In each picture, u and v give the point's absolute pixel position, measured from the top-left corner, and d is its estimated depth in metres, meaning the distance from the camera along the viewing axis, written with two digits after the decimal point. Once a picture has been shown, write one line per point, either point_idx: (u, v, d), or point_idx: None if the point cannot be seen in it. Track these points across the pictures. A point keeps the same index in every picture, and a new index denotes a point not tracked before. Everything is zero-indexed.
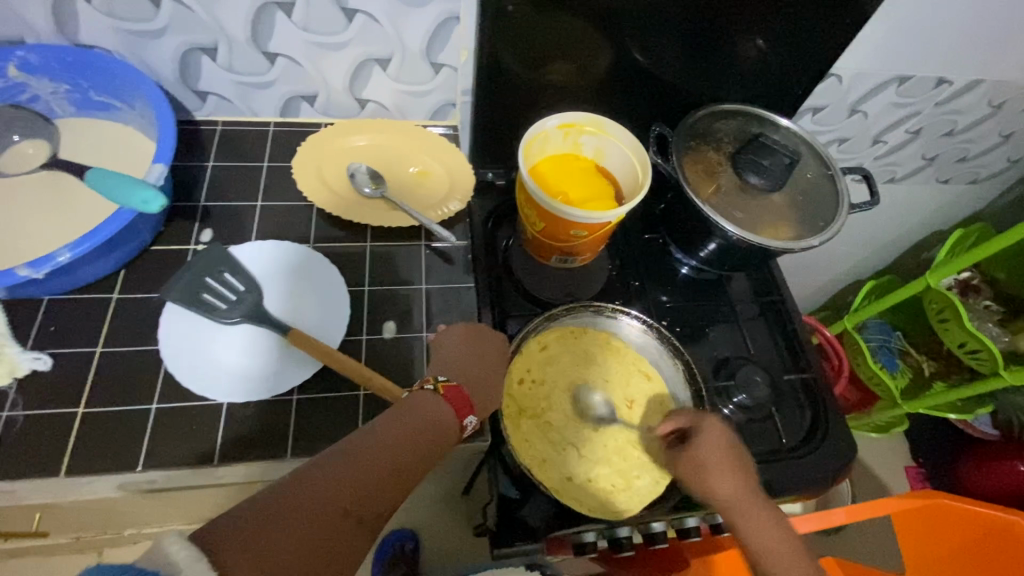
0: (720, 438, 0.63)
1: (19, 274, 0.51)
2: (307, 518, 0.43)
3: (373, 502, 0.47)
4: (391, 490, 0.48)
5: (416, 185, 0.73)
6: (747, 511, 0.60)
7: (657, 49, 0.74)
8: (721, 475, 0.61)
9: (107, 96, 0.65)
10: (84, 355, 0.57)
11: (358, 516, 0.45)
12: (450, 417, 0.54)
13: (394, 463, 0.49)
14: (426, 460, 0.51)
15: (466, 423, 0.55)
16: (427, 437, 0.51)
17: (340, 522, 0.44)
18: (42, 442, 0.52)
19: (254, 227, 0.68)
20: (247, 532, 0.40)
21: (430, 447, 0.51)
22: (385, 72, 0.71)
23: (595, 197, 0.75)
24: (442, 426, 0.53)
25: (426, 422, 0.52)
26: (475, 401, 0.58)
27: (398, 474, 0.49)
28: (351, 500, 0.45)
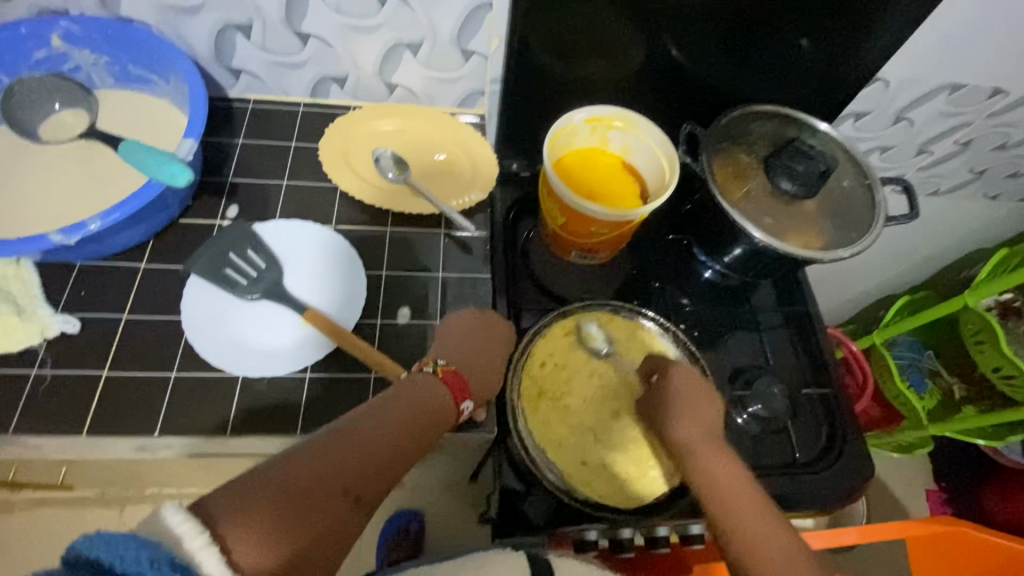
0: (690, 376, 0.65)
1: (51, 239, 0.52)
2: (309, 500, 0.43)
3: (371, 486, 0.47)
4: (387, 474, 0.49)
5: (440, 173, 0.73)
6: (705, 454, 0.60)
7: (694, 45, 0.71)
8: (684, 416, 0.62)
9: (145, 69, 0.66)
10: (110, 322, 0.59)
11: (357, 496, 0.46)
12: (446, 400, 0.55)
13: (391, 445, 0.50)
14: (418, 444, 0.51)
15: (463, 408, 0.56)
16: (426, 419, 0.53)
17: (340, 504, 0.44)
18: (67, 401, 0.54)
19: (278, 205, 0.69)
20: (250, 513, 0.40)
21: (428, 432, 0.52)
22: (415, 58, 0.71)
23: (620, 193, 0.74)
24: (442, 414, 0.54)
25: (426, 405, 0.53)
26: (472, 386, 0.59)
27: (394, 456, 0.49)
28: (350, 482, 0.46)
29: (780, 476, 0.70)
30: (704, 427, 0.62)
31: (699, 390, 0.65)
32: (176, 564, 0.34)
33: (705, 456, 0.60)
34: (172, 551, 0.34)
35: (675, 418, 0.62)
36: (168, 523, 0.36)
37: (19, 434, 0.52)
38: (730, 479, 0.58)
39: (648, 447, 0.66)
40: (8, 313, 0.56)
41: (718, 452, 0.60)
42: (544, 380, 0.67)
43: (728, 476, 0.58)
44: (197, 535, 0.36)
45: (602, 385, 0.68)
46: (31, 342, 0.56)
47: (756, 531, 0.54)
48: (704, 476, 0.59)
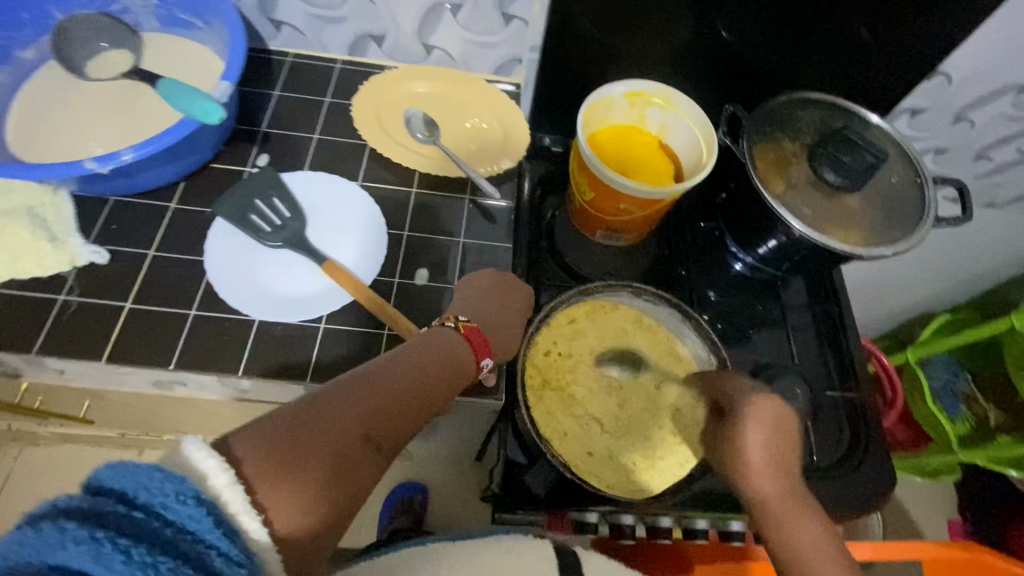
0: (773, 418, 0.57)
1: (85, 166, 0.52)
2: (334, 450, 0.43)
3: (393, 433, 0.47)
4: (410, 423, 0.49)
5: (470, 138, 0.72)
6: (785, 508, 0.54)
7: (743, 24, 0.69)
8: (759, 462, 0.55)
9: (190, 14, 0.67)
10: (137, 256, 0.60)
11: (378, 444, 0.46)
12: (467, 356, 0.55)
13: (414, 397, 0.49)
14: (439, 395, 0.51)
15: (483, 364, 0.56)
16: (449, 371, 0.52)
17: (365, 451, 0.44)
18: (90, 328, 0.56)
19: (307, 158, 0.69)
20: (276, 462, 0.40)
21: (450, 385, 0.52)
22: (455, 18, 0.70)
23: (654, 173, 0.72)
24: (464, 366, 0.54)
25: (445, 357, 0.53)
26: (493, 345, 0.58)
27: (416, 407, 0.49)
28: (373, 430, 0.45)
29: None
30: (782, 473, 0.56)
31: (779, 431, 0.57)
32: (202, 499, 0.34)
33: (788, 528, 0.53)
34: (197, 487, 0.34)
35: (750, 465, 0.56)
36: (191, 459, 0.35)
37: (45, 354, 0.54)
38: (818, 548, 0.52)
39: (656, 435, 0.64)
40: (42, 240, 0.57)
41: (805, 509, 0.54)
42: (549, 369, 0.65)
43: (817, 545, 0.52)
44: (222, 473, 0.36)
45: (608, 374, 0.66)
46: (62, 269, 0.57)
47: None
48: (780, 536, 0.53)
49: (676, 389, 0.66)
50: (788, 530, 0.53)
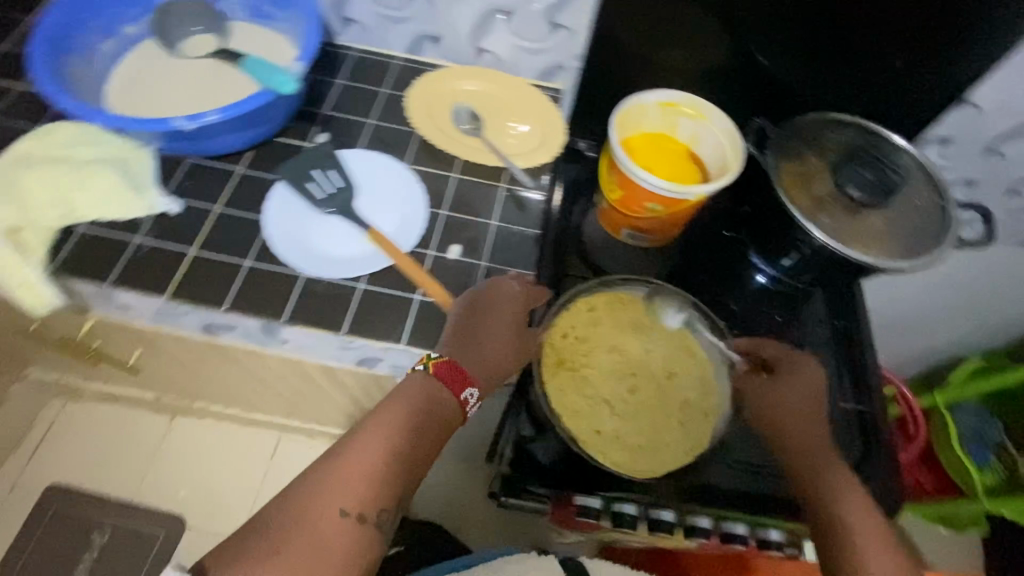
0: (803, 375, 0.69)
1: (175, 122, 0.60)
2: (313, 529, 0.52)
3: (374, 502, 0.54)
4: (391, 484, 0.55)
5: (511, 134, 0.78)
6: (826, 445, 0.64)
7: (776, 47, 0.73)
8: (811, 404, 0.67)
9: (275, 7, 0.75)
10: (203, 210, 0.66)
11: (359, 515, 0.53)
12: (444, 396, 0.59)
13: (386, 462, 0.55)
14: (412, 451, 0.57)
15: (464, 397, 0.60)
16: (419, 429, 0.57)
17: (344, 524, 0.52)
18: (159, 268, 0.62)
19: (362, 139, 0.75)
20: (259, 563, 0.49)
21: (424, 437, 0.57)
22: (507, 24, 0.76)
23: (681, 179, 0.76)
24: (444, 413, 0.59)
25: (410, 415, 0.57)
26: (475, 372, 0.61)
27: (390, 470, 0.55)
28: (346, 504, 0.53)
29: None
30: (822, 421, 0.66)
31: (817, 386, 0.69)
32: None
33: (827, 454, 0.64)
34: None
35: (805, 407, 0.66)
36: None
37: (117, 287, 0.61)
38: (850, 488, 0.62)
39: (663, 423, 0.65)
40: (128, 186, 0.64)
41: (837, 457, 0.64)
42: (566, 350, 0.67)
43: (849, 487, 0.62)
44: None
45: (622, 360, 0.68)
46: (140, 215, 0.64)
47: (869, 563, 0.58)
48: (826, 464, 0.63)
49: (688, 382, 0.67)
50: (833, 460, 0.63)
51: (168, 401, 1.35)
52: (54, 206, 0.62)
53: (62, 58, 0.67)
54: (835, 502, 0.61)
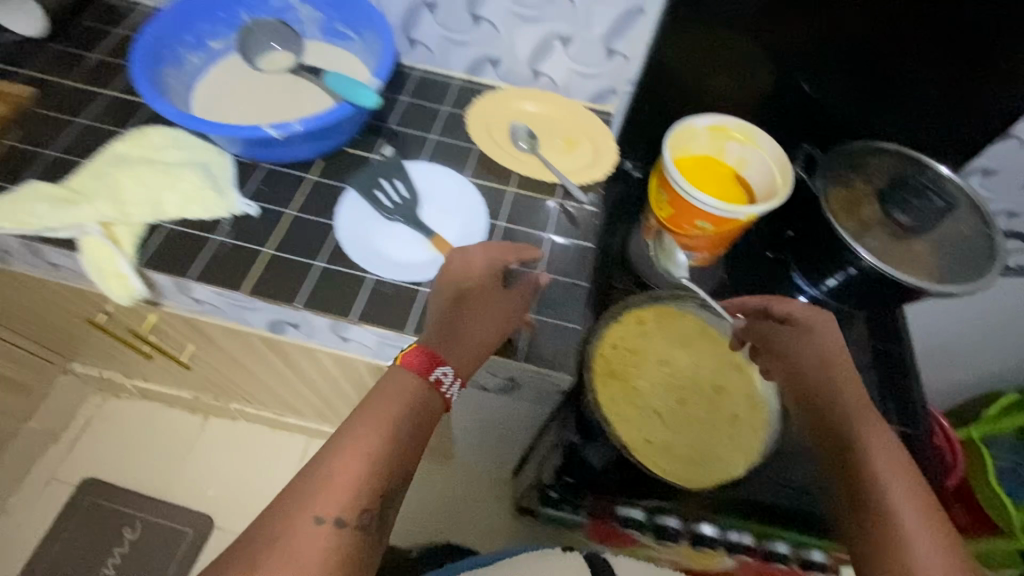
0: (834, 335, 0.65)
1: (264, 130, 0.64)
2: (292, 537, 0.49)
3: (352, 507, 0.51)
4: (375, 481, 0.52)
5: (565, 152, 0.81)
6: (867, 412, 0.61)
7: (825, 80, 0.76)
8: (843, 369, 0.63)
9: (348, 28, 0.80)
10: (278, 213, 0.70)
11: (337, 522, 0.50)
12: (415, 381, 0.57)
13: (367, 459, 0.53)
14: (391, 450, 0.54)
15: (436, 377, 0.58)
16: (401, 419, 0.55)
17: (323, 529, 0.49)
18: (237, 265, 0.66)
19: (425, 153, 0.80)
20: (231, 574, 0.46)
21: (405, 436, 0.55)
22: (565, 50, 0.80)
23: (728, 200, 0.79)
24: (426, 402, 0.57)
25: (392, 417, 0.55)
26: (447, 355, 0.59)
27: (372, 466, 0.52)
28: (325, 507, 0.50)
29: None
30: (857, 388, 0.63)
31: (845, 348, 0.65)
32: None
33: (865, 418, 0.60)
34: None
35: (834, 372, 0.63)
36: None
37: (197, 280, 0.65)
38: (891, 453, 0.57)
39: (712, 436, 0.67)
40: (210, 188, 0.68)
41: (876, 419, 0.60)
42: (616, 360, 0.68)
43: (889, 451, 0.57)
44: None
45: (671, 373, 0.70)
46: (220, 215, 0.68)
47: (907, 523, 0.53)
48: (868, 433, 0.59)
49: (737, 397, 0.69)
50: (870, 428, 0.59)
51: (203, 400, 1.39)
52: (143, 203, 0.66)
53: (158, 69, 0.72)
54: (872, 465, 0.57)
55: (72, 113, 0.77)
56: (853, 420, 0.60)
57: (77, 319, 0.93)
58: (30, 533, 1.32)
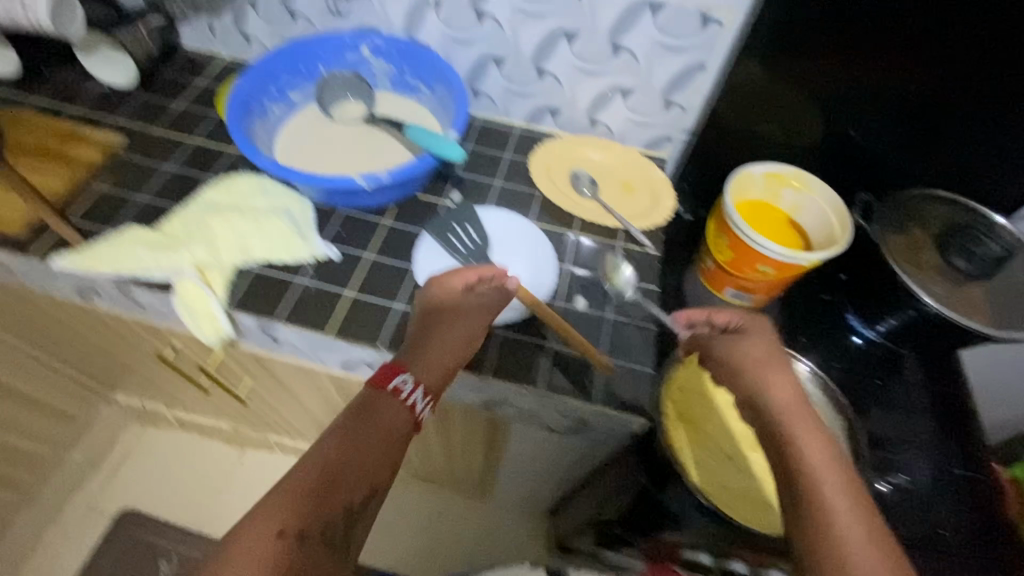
0: (768, 340, 0.62)
1: (356, 181, 0.68)
2: (251, 551, 0.45)
3: (308, 518, 0.48)
4: (339, 493, 0.51)
5: (625, 197, 0.84)
6: (798, 418, 0.55)
7: (873, 128, 0.78)
8: (771, 375, 0.59)
9: (418, 79, 0.84)
10: (357, 256, 0.74)
11: (293, 533, 0.47)
12: (381, 399, 0.57)
13: (330, 471, 0.51)
14: (353, 464, 0.52)
15: (396, 382, 0.58)
16: (361, 438, 0.54)
17: (274, 543, 0.46)
18: (321, 307, 0.69)
19: (491, 198, 0.83)
20: None
21: (373, 452, 0.54)
22: (625, 101, 0.84)
23: (784, 245, 0.81)
24: (387, 413, 0.57)
25: (357, 431, 0.54)
26: (411, 367, 0.60)
27: (335, 477, 0.51)
28: (280, 521, 0.47)
29: (924, 548, 0.69)
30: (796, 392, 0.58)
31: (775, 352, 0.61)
32: None
33: (796, 428, 0.54)
34: None
35: (765, 379, 0.59)
36: None
37: (284, 321, 0.67)
38: (823, 459, 0.52)
39: None
40: (295, 233, 0.72)
41: (812, 425, 0.55)
42: (686, 403, 0.71)
43: (819, 456, 0.52)
44: None
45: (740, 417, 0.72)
46: (304, 259, 0.71)
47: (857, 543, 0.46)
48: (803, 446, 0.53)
49: None
50: (804, 440, 0.53)
51: (241, 432, 1.39)
52: (234, 247, 0.70)
53: (247, 120, 0.77)
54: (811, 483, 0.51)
55: (158, 158, 0.81)
56: (785, 427, 0.55)
57: (141, 352, 0.95)
58: (67, 563, 1.32)
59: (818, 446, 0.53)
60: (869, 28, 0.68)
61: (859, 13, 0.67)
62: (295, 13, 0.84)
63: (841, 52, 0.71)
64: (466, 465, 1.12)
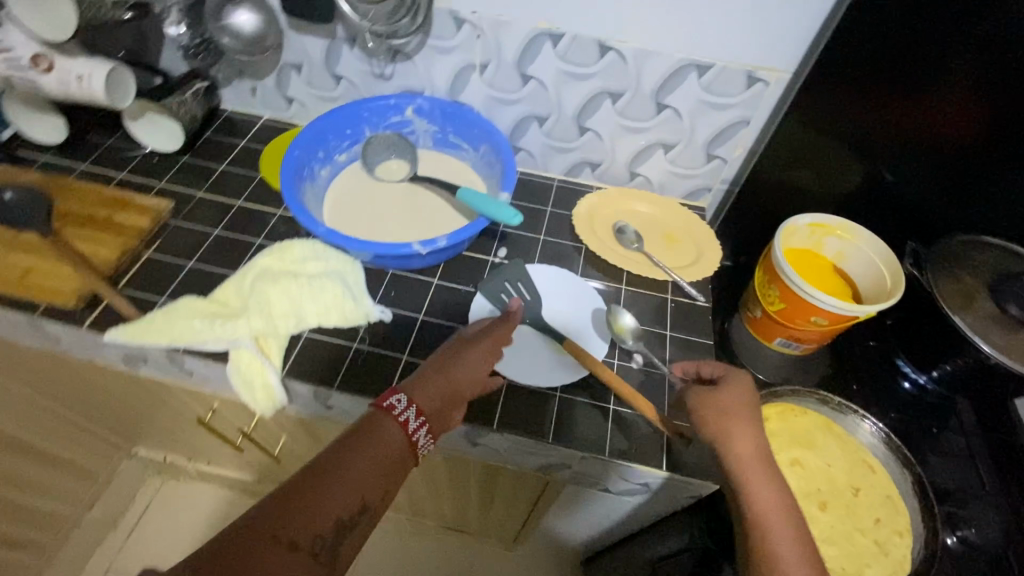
0: (747, 390, 0.61)
1: (413, 247, 0.68)
2: (240, 555, 0.43)
3: (303, 529, 0.46)
4: (330, 503, 0.48)
5: (670, 248, 0.84)
6: (755, 470, 0.55)
7: (909, 170, 0.76)
8: (740, 427, 0.58)
9: (461, 139, 0.86)
10: (410, 318, 0.73)
11: (288, 541, 0.45)
12: (375, 420, 0.53)
13: (325, 479, 0.49)
14: (352, 478, 0.50)
15: (392, 404, 0.54)
16: (364, 454, 0.51)
17: (275, 551, 0.44)
18: (377, 373, 0.68)
19: (537, 254, 0.83)
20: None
21: (369, 471, 0.51)
22: (666, 154, 0.85)
23: (834, 293, 0.81)
24: (383, 432, 0.53)
25: (359, 446, 0.51)
26: (412, 392, 0.57)
27: (329, 486, 0.48)
28: (279, 527, 0.45)
29: None
30: (761, 443, 0.57)
31: (754, 402, 0.60)
32: None
33: (753, 481, 0.55)
34: None
35: (734, 427, 0.58)
36: None
37: (341, 390, 0.66)
38: (773, 513, 0.53)
39: (860, 542, 0.65)
40: (350, 297, 0.71)
41: (769, 478, 0.55)
42: None
43: (773, 507, 0.54)
44: None
45: (805, 475, 0.70)
46: (358, 322, 0.71)
47: None
48: (755, 500, 0.54)
49: (876, 501, 0.69)
50: (759, 495, 0.54)
51: (266, 487, 1.34)
52: (289, 315, 0.69)
53: (298, 184, 0.77)
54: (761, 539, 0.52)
55: (205, 223, 0.81)
56: (741, 481, 0.55)
57: (177, 414, 0.93)
58: None
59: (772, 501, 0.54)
60: (916, 89, 0.68)
61: (905, 74, 0.68)
62: (339, 76, 0.85)
63: (885, 110, 0.71)
64: (504, 520, 1.08)
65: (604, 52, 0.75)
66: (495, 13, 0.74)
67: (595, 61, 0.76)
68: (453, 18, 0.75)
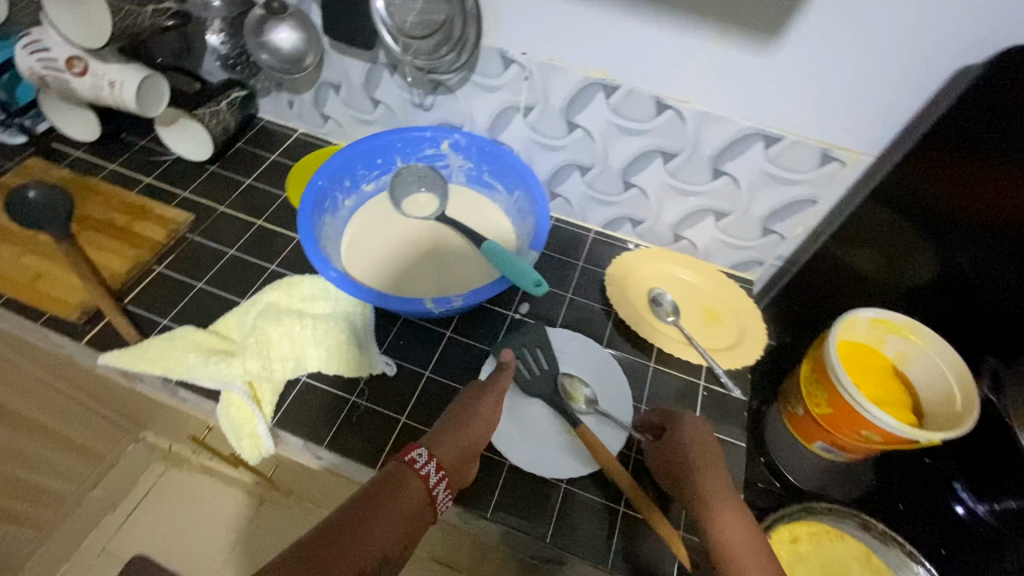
0: (697, 428, 0.60)
1: (426, 304, 0.63)
2: None
3: None
4: (351, 555, 0.42)
5: (709, 326, 0.76)
6: (719, 501, 0.54)
7: (992, 264, 0.65)
8: (702, 465, 0.57)
9: (496, 180, 0.80)
10: (416, 374, 0.68)
11: None
12: (398, 471, 0.48)
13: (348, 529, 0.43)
14: (376, 532, 0.44)
15: (415, 456, 0.49)
16: (388, 506, 0.46)
17: None
18: (371, 434, 0.63)
19: (561, 314, 0.77)
20: None
21: (393, 525, 0.45)
22: (716, 222, 0.77)
23: (889, 401, 0.69)
24: (406, 487, 0.47)
25: (383, 497, 0.46)
26: (433, 446, 0.52)
27: (350, 536, 0.43)
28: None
29: None
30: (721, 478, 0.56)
31: (707, 443, 0.59)
32: None
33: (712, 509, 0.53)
34: None
35: (694, 467, 0.57)
36: None
37: (330, 450, 0.61)
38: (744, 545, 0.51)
39: None
40: (352, 346, 0.67)
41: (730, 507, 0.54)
42: None
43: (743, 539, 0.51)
44: None
45: None
46: (359, 374, 0.66)
47: None
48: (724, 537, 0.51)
49: None
50: (727, 526, 0.52)
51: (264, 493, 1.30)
52: (288, 359, 0.65)
53: (317, 217, 0.73)
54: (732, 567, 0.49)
55: (221, 240, 0.78)
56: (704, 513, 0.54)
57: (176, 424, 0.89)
58: None
59: (745, 535, 0.51)
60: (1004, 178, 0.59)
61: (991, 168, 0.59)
62: (377, 101, 0.81)
63: (966, 200, 0.62)
64: None
65: (661, 110, 0.68)
66: (546, 55, 0.68)
67: (650, 118, 0.69)
68: (501, 57, 0.70)
